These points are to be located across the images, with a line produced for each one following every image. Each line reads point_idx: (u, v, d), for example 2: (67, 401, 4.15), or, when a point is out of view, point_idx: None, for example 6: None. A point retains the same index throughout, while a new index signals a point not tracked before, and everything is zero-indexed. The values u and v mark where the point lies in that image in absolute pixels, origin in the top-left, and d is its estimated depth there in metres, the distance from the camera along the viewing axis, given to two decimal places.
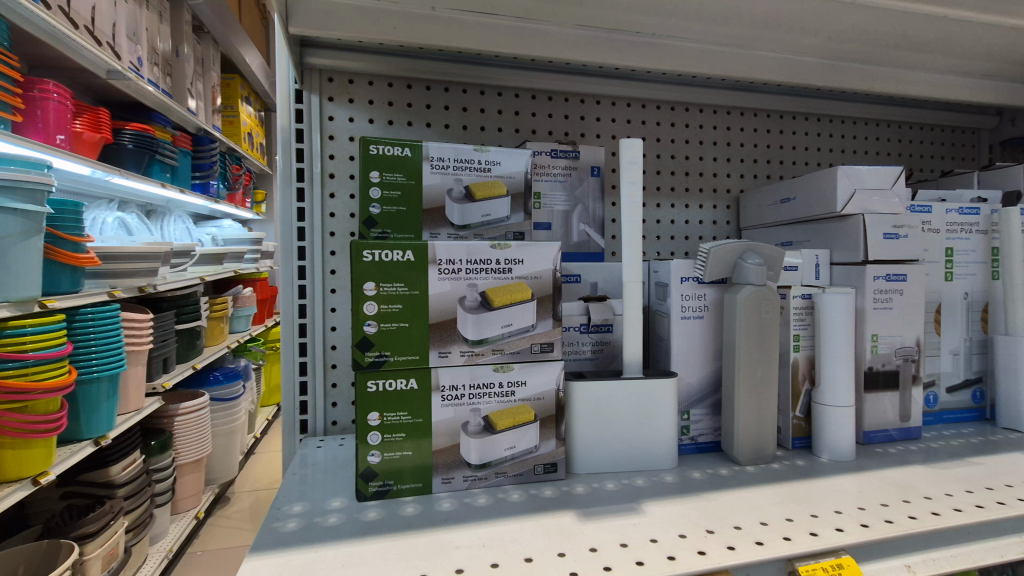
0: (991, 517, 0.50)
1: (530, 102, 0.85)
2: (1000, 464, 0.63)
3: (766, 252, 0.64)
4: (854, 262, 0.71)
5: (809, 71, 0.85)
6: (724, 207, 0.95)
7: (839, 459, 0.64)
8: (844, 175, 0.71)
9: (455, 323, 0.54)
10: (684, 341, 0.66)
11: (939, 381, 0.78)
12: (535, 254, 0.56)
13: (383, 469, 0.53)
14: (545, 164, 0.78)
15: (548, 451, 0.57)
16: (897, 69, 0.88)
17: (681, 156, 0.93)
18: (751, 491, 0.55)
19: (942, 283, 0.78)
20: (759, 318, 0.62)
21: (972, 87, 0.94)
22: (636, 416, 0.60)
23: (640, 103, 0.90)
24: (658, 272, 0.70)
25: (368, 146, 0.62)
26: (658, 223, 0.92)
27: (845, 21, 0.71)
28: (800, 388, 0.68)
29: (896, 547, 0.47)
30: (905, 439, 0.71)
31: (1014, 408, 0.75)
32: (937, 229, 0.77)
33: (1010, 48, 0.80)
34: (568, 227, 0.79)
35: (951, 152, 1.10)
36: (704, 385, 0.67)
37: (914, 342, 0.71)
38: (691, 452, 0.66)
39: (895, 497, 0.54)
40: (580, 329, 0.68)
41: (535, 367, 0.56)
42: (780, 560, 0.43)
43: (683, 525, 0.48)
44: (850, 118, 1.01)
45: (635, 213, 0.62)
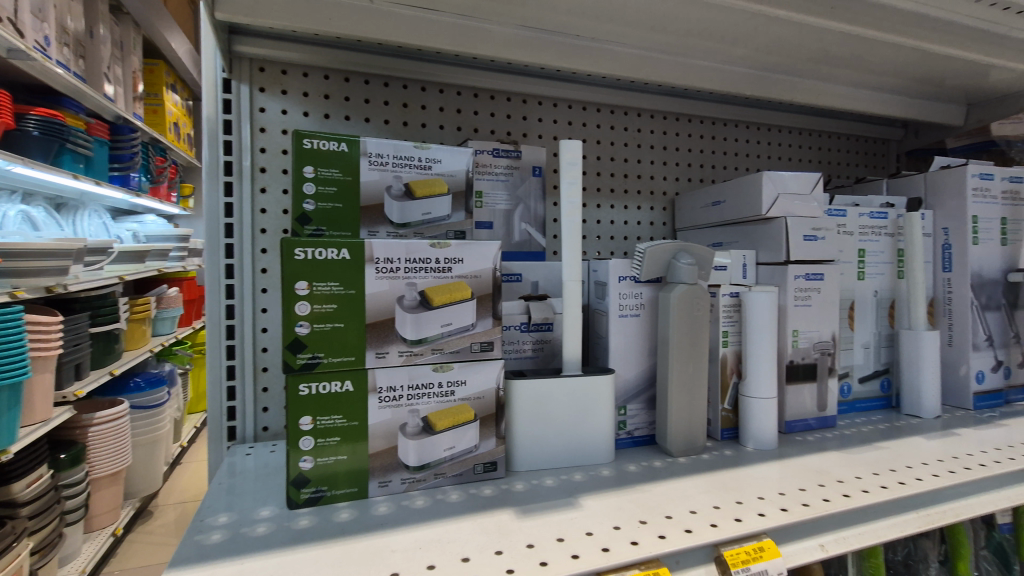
0: (892, 497, 0.54)
1: (472, 100, 0.85)
2: (902, 447, 0.69)
3: (698, 252, 0.66)
4: (777, 262, 0.76)
5: (739, 80, 0.90)
6: (660, 209, 0.99)
7: (763, 449, 0.68)
8: (768, 180, 0.76)
9: (393, 323, 0.53)
10: (621, 338, 0.67)
11: (851, 372, 0.84)
12: (475, 253, 0.56)
13: (316, 475, 0.51)
14: (487, 163, 0.77)
15: (487, 450, 0.57)
16: (817, 82, 0.94)
17: (620, 159, 0.95)
18: (683, 482, 0.58)
19: (856, 281, 0.84)
20: (691, 315, 0.64)
21: (883, 101, 1.02)
22: (575, 413, 0.61)
23: (581, 105, 0.92)
24: (597, 271, 0.72)
25: (302, 139, 0.60)
26: (598, 223, 0.94)
27: (770, 34, 0.76)
28: (728, 381, 0.72)
29: (812, 528, 0.50)
30: (822, 427, 0.76)
31: (916, 396, 0.82)
32: (850, 231, 0.83)
33: (912, 66, 0.88)
34: (509, 226, 0.79)
35: (864, 160, 1.18)
36: (640, 381, 0.69)
37: (830, 337, 0.76)
38: (628, 446, 0.68)
39: (812, 481, 0.58)
40: (520, 328, 0.68)
41: (474, 366, 0.56)
42: (708, 546, 0.46)
43: (618, 517, 0.49)
44: (775, 126, 1.07)
45: (574, 213, 0.63)
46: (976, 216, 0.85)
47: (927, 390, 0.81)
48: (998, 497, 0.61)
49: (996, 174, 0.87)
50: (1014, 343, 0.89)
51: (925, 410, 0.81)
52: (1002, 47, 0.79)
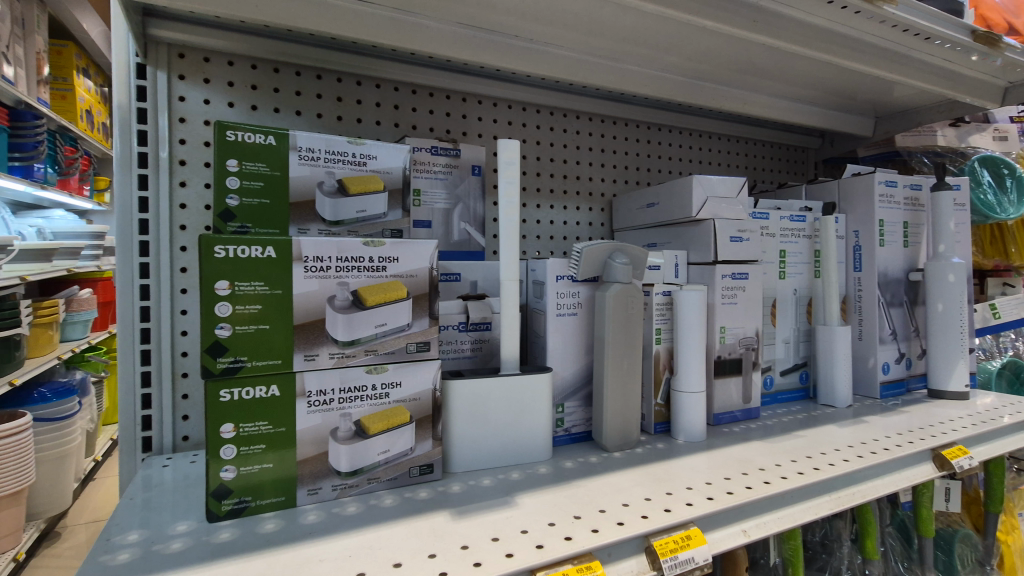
0: (808, 483, 0.58)
1: (410, 97, 0.83)
2: (818, 435, 0.73)
3: (633, 252, 0.68)
4: (706, 262, 0.79)
5: (672, 87, 0.93)
6: (598, 209, 1.01)
7: (692, 440, 0.71)
8: (698, 183, 0.79)
9: (324, 324, 0.51)
10: (559, 337, 0.68)
11: (774, 366, 0.89)
12: (410, 252, 0.55)
13: (238, 485, 0.49)
14: (425, 161, 0.76)
15: (424, 452, 0.56)
16: (743, 91, 1.00)
17: (559, 160, 0.97)
18: (617, 475, 0.59)
19: (777, 280, 0.89)
20: (626, 313, 0.66)
21: (802, 111, 1.09)
22: (513, 412, 0.61)
23: (520, 106, 0.92)
24: (535, 271, 0.72)
25: (224, 131, 0.56)
26: (538, 223, 0.95)
27: (699, 43, 0.79)
28: (661, 376, 0.74)
29: (736, 516, 0.53)
30: (746, 418, 0.80)
31: (831, 386, 0.88)
32: (772, 233, 0.89)
33: (827, 80, 0.95)
34: (448, 225, 0.78)
35: (786, 166, 1.26)
36: (577, 378, 0.70)
37: (754, 332, 0.80)
38: (565, 443, 0.69)
39: (737, 470, 0.61)
40: (459, 327, 0.68)
41: (410, 367, 0.55)
42: (638, 537, 0.47)
43: (553, 513, 0.50)
44: (705, 132, 1.13)
45: (512, 212, 0.63)
46: (882, 219, 0.93)
47: (840, 380, 0.88)
48: (899, 477, 0.66)
49: (899, 182, 0.95)
50: (915, 337, 0.97)
51: (838, 399, 0.88)
52: (903, 66, 0.86)
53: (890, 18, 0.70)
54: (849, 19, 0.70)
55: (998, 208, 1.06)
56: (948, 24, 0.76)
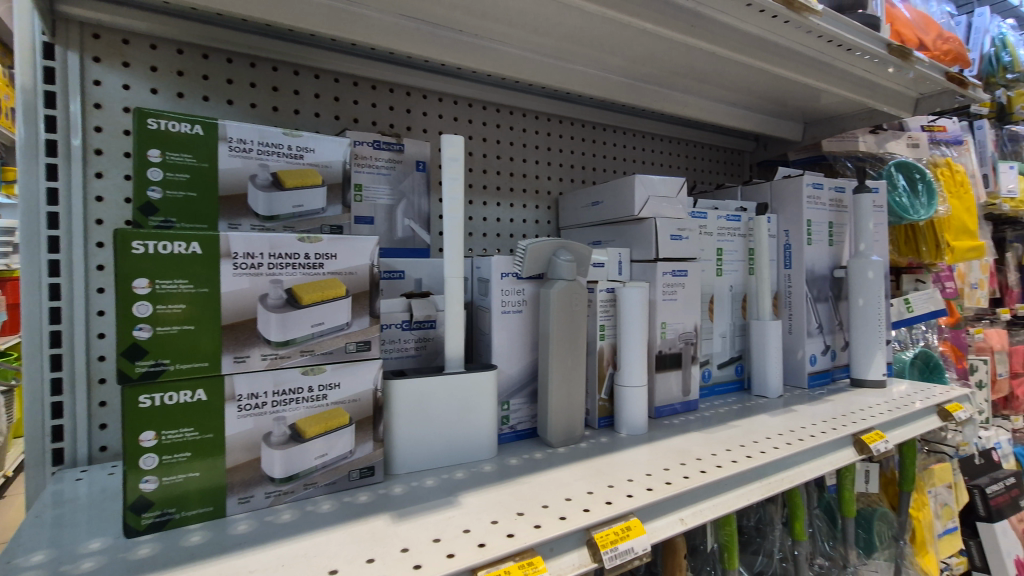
0: (741, 470, 0.60)
1: (351, 89, 0.81)
2: (751, 425, 0.77)
3: (577, 250, 0.69)
4: (648, 259, 0.81)
5: (616, 88, 0.95)
6: (545, 208, 1.02)
7: (634, 433, 0.73)
8: (639, 183, 0.81)
9: (255, 323, 0.48)
10: (504, 334, 0.68)
11: (711, 360, 0.93)
12: (350, 248, 0.53)
13: (160, 496, 0.45)
14: (366, 155, 0.74)
15: (364, 455, 0.55)
16: (683, 95, 1.03)
17: (505, 157, 0.97)
18: (561, 471, 0.60)
19: (714, 277, 0.93)
20: (570, 310, 0.67)
21: (738, 116, 1.13)
22: (457, 411, 0.60)
23: (466, 102, 0.92)
24: (480, 268, 0.72)
25: (145, 118, 0.52)
26: (484, 220, 0.94)
27: (641, 46, 0.81)
28: (605, 372, 0.75)
29: (674, 505, 0.54)
30: (686, 410, 0.83)
31: (763, 378, 0.93)
32: (710, 232, 0.92)
33: (760, 86, 0.99)
34: (391, 221, 0.77)
35: (723, 168, 1.32)
36: (522, 376, 0.70)
37: (692, 327, 0.83)
38: (511, 440, 0.69)
39: (675, 461, 0.63)
40: (402, 326, 0.66)
41: (349, 368, 0.53)
42: (580, 531, 0.47)
43: (496, 511, 0.50)
44: (648, 133, 1.16)
45: (456, 209, 0.62)
46: (810, 220, 0.98)
47: (772, 372, 0.92)
48: (823, 463, 0.70)
49: (825, 185, 1.01)
50: (838, 330, 1.04)
51: (770, 390, 0.92)
52: (828, 75, 0.92)
53: (815, 29, 0.74)
54: (779, 29, 0.73)
55: (912, 210, 1.14)
56: (867, 37, 0.81)
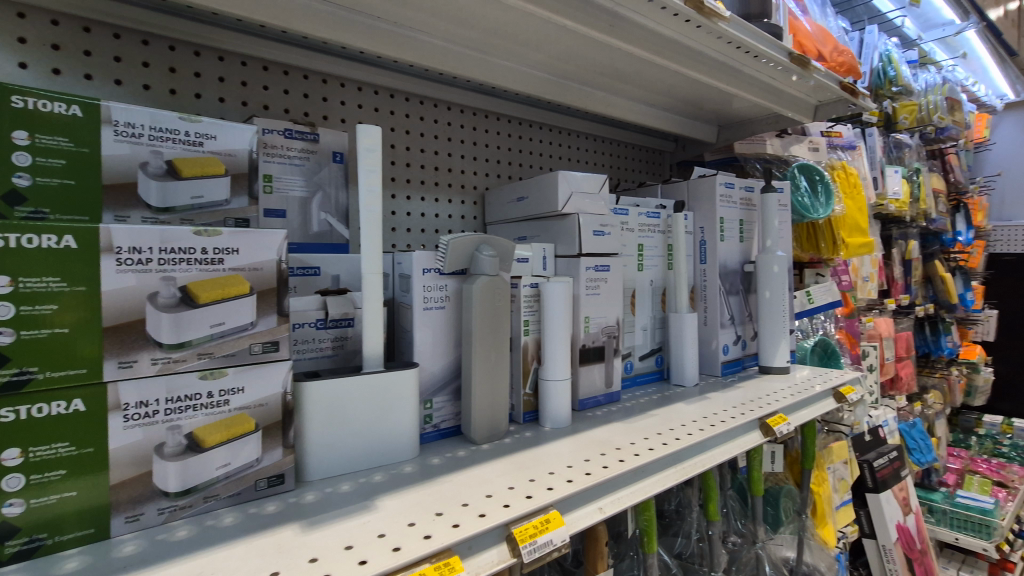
0: (657, 458, 0.63)
1: (260, 74, 0.77)
2: (669, 413, 0.80)
3: (499, 245, 0.68)
4: (571, 254, 0.82)
5: (540, 84, 0.96)
6: (470, 203, 1.02)
7: (558, 426, 0.74)
8: (563, 179, 0.82)
9: (145, 325, 0.44)
10: (426, 331, 0.66)
11: (633, 352, 0.96)
12: (254, 243, 0.50)
13: (28, 522, 0.40)
14: (278, 144, 0.70)
15: (274, 462, 0.52)
16: (605, 94, 1.06)
17: (429, 151, 0.95)
18: (483, 467, 0.59)
19: (636, 272, 0.96)
20: (492, 306, 0.66)
21: (658, 116, 1.18)
22: (376, 412, 0.58)
23: (388, 92, 0.89)
24: (401, 263, 0.70)
25: (9, 94, 0.44)
26: (408, 215, 0.93)
27: (563, 43, 0.82)
28: (529, 366, 0.76)
29: (593, 495, 0.56)
30: (609, 402, 0.85)
31: (681, 368, 0.97)
32: (632, 229, 0.95)
33: (677, 88, 1.03)
34: (305, 215, 0.73)
35: (644, 167, 1.37)
36: (446, 373, 0.69)
37: (615, 321, 0.85)
38: (434, 439, 0.68)
39: (596, 452, 0.64)
40: (316, 325, 0.63)
41: (254, 371, 0.50)
42: (499, 527, 0.47)
43: (414, 513, 0.49)
44: (572, 130, 1.18)
45: (374, 202, 0.60)
46: (722, 218, 1.04)
47: (689, 362, 0.97)
48: (733, 446, 0.75)
49: (736, 184, 1.07)
50: (748, 321, 1.11)
51: (687, 379, 0.97)
52: (738, 79, 0.97)
53: (725, 35, 0.78)
54: (692, 33, 0.76)
55: (813, 208, 1.23)
56: (771, 45, 0.86)
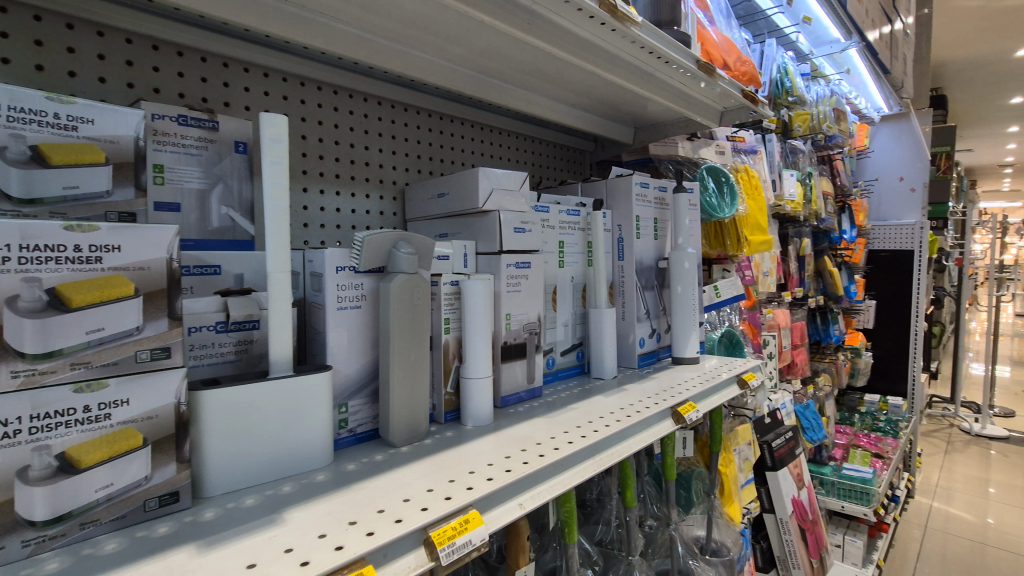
0: (576, 451, 0.64)
1: (149, 54, 0.71)
2: (588, 406, 0.83)
3: (418, 242, 0.66)
4: (492, 251, 0.82)
5: (459, 79, 0.95)
6: (390, 199, 0.99)
7: (480, 424, 0.73)
8: (483, 176, 0.81)
9: (2, 334, 0.38)
10: (340, 332, 0.64)
11: (555, 347, 0.98)
12: (140, 240, 0.46)
13: None
14: (169, 132, 0.65)
15: (166, 479, 0.48)
16: (526, 92, 1.06)
17: (344, 143, 0.92)
18: (402, 471, 0.58)
19: (557, 269, 0.97)
20: (411, 304, 0.64)
21: (578, 116, 1.20)
22: (285, 420, 0.55)
23: (298, 80, 0.85)
24: (312, 262, 0.66)
25: None
26: (322, 210, 0.89)
27: (482, 38, 0.81)
28: (450, 365, 0.75)
29: (512, 491, 0.56)
30: (531, 397, 0.86)
31: (601, 361, 1.00)
32: (552, 226, 0.96)
33: (595, 89, 1.06)
34: (204, 209, 0.68)
35: (565, 165, 1.40)
36: (362, 375, 0.66)
37: (536, 317, 0.86)
38: (350, 444, 0.65)
39: (517, 448, 0.65)
40: (216, 328, 0.59)
41: (141, 380, 0.46)
42: (416, 532, 0.46)
43: (326, 524, 0.47)
44: (493, 127, 1.18)
45: (280, 196, 0.56)
46: (638, 216, 1.08)
47: (607, 355, 1.00)
48: (647, 435, 0.78)
49: (651, 184, 1.12)
50: (662, 314, 1.16)
51: (606, 371, 1.00)
52: (650, 83, 1.01)
53: (638, 40, 0.81)
54: (607, 36, 0.78)
55: (719, 208, 1.32)
56: (680, 53, 0.91)
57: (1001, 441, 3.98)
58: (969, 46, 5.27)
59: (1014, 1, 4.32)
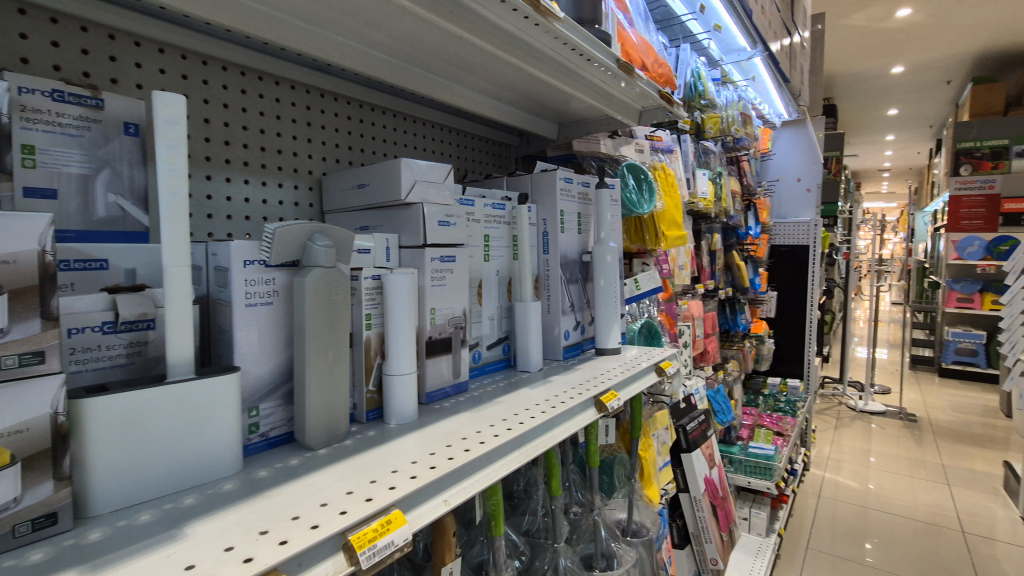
0: (501, 443, 0.65)
1: (15, 18, 0.63)
2: (514, 398, 0.83)
3: (336, 235, 0.63)
4: (416, 245, 0.80)
5: (380, 66, 0.91)
6: (305, 189, 0.95)
7: (404, 422, 0.72)
8: (406, 167, 0.78)
9: None
10: (248, 330, 0.60)
11: (481, 341, 0.98)
12: (4, 229, 0.40)
13: None
14: (42, 109, 0.58)
15: (39, 500, 0.42)
16: (449, 82, 1.05)
17: (253, 129, 0.87)
18: (320, 474, 0.55)
19: (482, 262, 0.97)
20: (328, 299, 0.61)
21: (502, 109, 1.20)
22: (184, 428, 0.50)
23: (199, 59, 0.80)
24: (217, 255, 0.61)
25: None
26: (228, 200, 0.84)
27: (402, 25, 0.79)
28: (372, 363, 0.72)
29: (437, 488, 0.55)
30: (457, 392, 0.86)
31: (527, 354, 1.01)
32: (477, 219, 0.96)
33: (519, 83, 1.07)
34: (86, 197, 0.61)
35: (489, 159, 1.40)
36: (274, 376, 0.63)
37: (460, 311, 0.85)
38: (261, 450, 0.61)
39: (442, 444, 0.64)
40: (103, 329, 0.53)
41: (9, 389, 0.40)
42: (334, 537, 0.44)
43: (233, 535, 0.44)
44: (415, 117, 1.15)
45: (178, 183, 0.51)
46: (562, 210, 1.10)
47: (533, 348, 1.01)
48: (571, 425, 0.80)
49: (574, 179, 1.14)
50: (586, 307, 1.19)
51: (531, 364, 1.01)
52: (573, 79, 1.03)
53: (560, 36, 0.82)
54: (530, 30, 0.78)
55: (639, 204, 1.37)
56: (601, 51, 0.93)
57: (879, 415, 4.48)
58: (854, 61, 5.85)
59: (890, 23, 4.84)
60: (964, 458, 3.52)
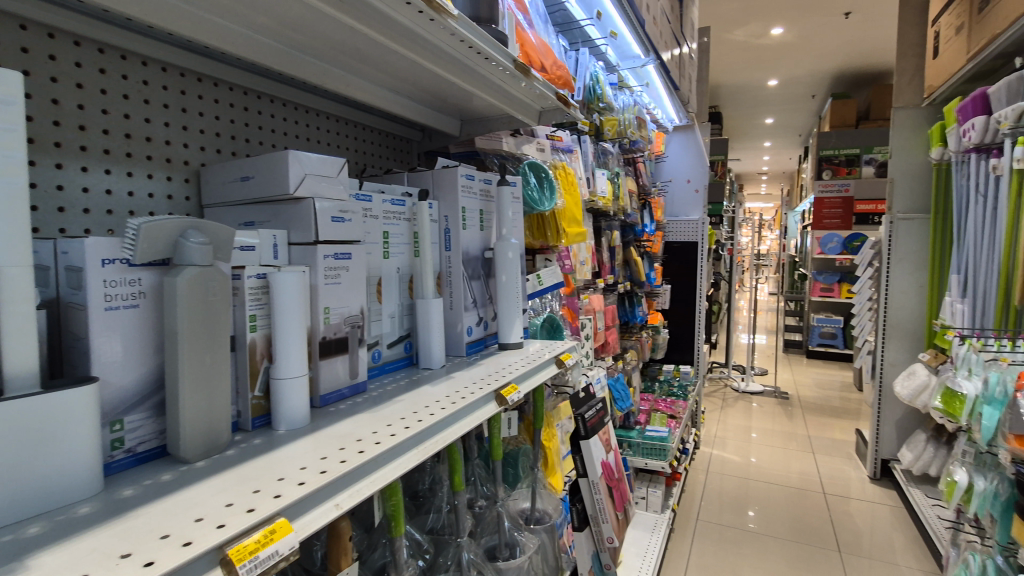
0: (397, 443, 0.64)
1: None
2: (415, 396, 0.83)
3: (213, 231, 0.59)
4: (307, 242, 0.76)
5: (265, 51, 0.86)
6: (180, 181, 0.87)
7: (294, 427, 0.69)
8: (295, 160, 0.74)
9: None
10: (108, 336, 0.54)
11: (381, 340, 0.96)
12: None
13: None
14: None
15: None
16: (344, 73, 1.01)
17: (116, 113, 0.79)
18: (197, 488, 0.52)
19: (381, 259, 0.95)
20: (204, 300, 0.57)
21: (402, 103, 1.18)
22: (29, 449, 0.44)
23: (44, 31, 0.71)
24: (67, 253, 0.55)
25: None
26: (84, 191, 0.75)
27: (288, 10, 0.75)
28: (257, 367, 0.68)
29: (328, 492, 0.54)
30: (354, 394, 0.83)
31: (429, 351, 1.01)
32: (375, 215, 0.93)
33: (418, 77, 1.05)
34: None
35: (390, 153, 1.37)
36: (142, 386, 0.57)
37: (357, 310, 0.83)
38: (127, 467, 0.56)
39: (335, 447, 0.62)
40: None
41: None
42: (211, 552, 0.42)
43: (89, 561, 0.40)
44: (307, 107, 1.10)
45: (15, 171, 0.45)
46: (463, 207, 1.11)
47: (435, 344, 1.01)
48: (472, 420, 0.81)
49: (476, 176, 1.15)
50: (489, 303, 1.20)
51: (434, 360, 1.01)
52: (472, 75, 1.03)
53: (456, 33, 0.82)
54: (425, 25, 0.78)
55: (540, 202, 1.40)
56: (498, 50, 0.94)
57: (758, 395, 4.98)
58: (736, 73, 6.41)
59: (766, 40, 5.37)
60: (825, 428, 4.01)
